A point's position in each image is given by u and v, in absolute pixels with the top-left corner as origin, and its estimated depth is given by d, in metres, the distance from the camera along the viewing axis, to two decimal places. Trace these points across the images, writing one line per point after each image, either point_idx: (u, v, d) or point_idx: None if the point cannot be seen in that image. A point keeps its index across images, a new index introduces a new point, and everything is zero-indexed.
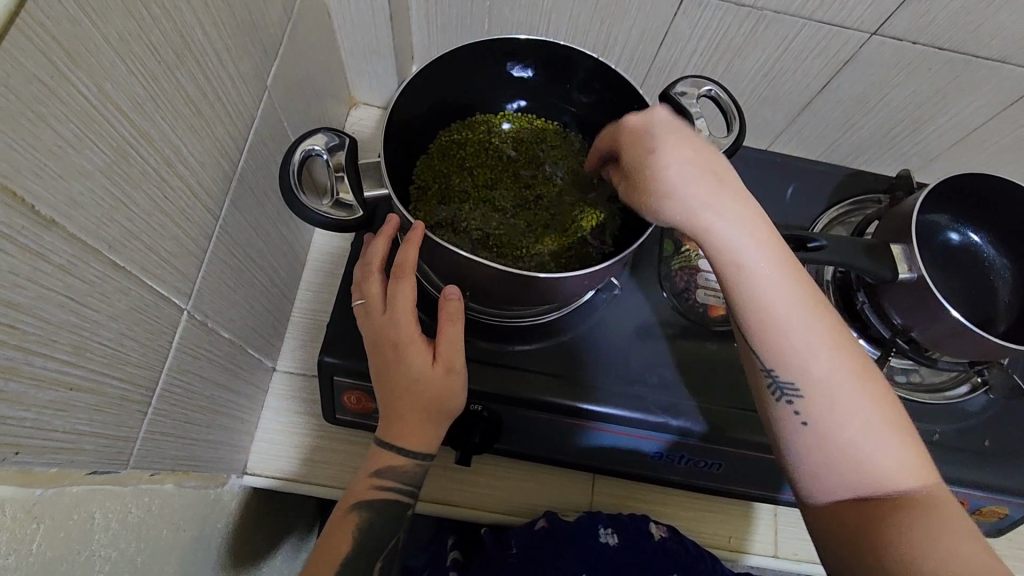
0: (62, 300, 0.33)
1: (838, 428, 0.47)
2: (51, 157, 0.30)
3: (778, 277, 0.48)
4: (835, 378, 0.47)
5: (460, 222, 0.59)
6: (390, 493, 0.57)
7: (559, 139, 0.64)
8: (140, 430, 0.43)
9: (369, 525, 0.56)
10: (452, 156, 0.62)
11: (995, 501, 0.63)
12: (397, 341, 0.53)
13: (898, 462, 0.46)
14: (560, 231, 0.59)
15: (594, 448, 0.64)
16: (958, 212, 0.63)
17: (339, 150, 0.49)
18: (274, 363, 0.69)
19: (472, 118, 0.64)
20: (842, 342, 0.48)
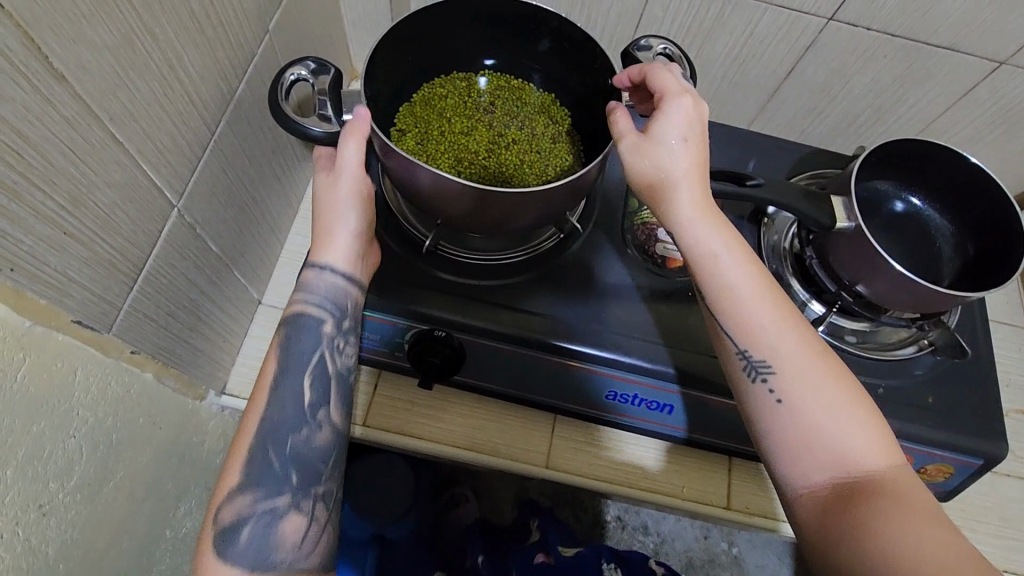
0: (66, 149, 0.38)
1: (810, 411, 0.48)
2: (67, 21, 0.36)
3: (749, 267, 0.52)
4: (799, 357, 0.49)
5: (435, 161, 0.65)
6: (314, 313, 0.59)
7: (534, 98, 0.70)
8: (124, 301, 0.47)
9: (290, 342, 0.58)
10: (432, 105, 0.69)
11: (940, 458, 0.65)
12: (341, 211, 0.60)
13: (867, 447, 0.46)
14: (525, 171, 0.65)
15: (552, 385, 0.68)
16: (901, 178, 0.67)
17: (324, 76, 0.60)
18: (259, 296, 0.74)
19: (454, 75, 0.71)
20: (797, 322, 0.51)
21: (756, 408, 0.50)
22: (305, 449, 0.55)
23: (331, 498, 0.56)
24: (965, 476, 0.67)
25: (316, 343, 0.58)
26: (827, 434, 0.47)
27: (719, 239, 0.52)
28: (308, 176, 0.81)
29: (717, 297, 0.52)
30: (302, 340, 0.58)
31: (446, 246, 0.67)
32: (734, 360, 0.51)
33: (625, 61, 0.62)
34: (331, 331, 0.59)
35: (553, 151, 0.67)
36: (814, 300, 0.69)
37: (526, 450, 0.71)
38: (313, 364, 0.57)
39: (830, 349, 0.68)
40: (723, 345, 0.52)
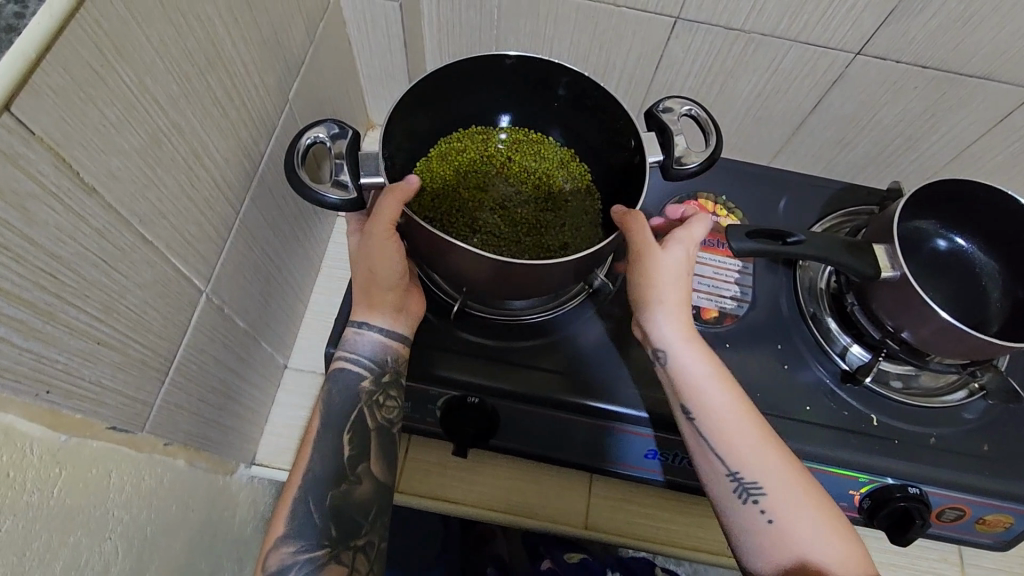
0: (97, 260, 0.37)
1: (792, 528, 0.53)
2: (96, 133, 0.35)
3: (729, 395, 0.57)
4: (787, 476, 0.54)
5: (454, 224, 0.64)
6: (359, 370, 0.60)
7: (552, 152, 0.70)
8: (156, 396, 0.46)
9: (334, 397, 0.59)
10: (450, 161, 0.68)
11: (999, 508, 0.62)
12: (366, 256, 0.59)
13: (842, 558, 0.51)
14: (540, 232, 0.66)
15: (587, 444, 0.66)
16: (943, 218, 0.65)
17: (340, 138, 0.57)
18: (285, 361, 0.73)
19: (472, 128, 0.70)
20: (775, 444, 0.56)
21: (749, 527, 0.54)
22: (346, 499, 0.56)
23: (372, 549, 0.57)
24: None
25: (354, 397, 0.59)
26: (807, 549, 0.52)
27: (703, 370, 0.58)
28: (330, 234, 0.81)
29: (710, 423, 0.56)
30: (345, 393, 0.59)
31: (476, 306, 0.66)
32: (724, 480, 0.56)
33: (649, 122, 0.61)
34: (369, 386, 0.59)
35: (569, 211, 0.68)
36: (855, 344, 0.67)
37: (563, 510, 0.69)
38: (351, 419, 0.58)
39: (874, 396, 0.66)
40: (713, 467, 0.56)
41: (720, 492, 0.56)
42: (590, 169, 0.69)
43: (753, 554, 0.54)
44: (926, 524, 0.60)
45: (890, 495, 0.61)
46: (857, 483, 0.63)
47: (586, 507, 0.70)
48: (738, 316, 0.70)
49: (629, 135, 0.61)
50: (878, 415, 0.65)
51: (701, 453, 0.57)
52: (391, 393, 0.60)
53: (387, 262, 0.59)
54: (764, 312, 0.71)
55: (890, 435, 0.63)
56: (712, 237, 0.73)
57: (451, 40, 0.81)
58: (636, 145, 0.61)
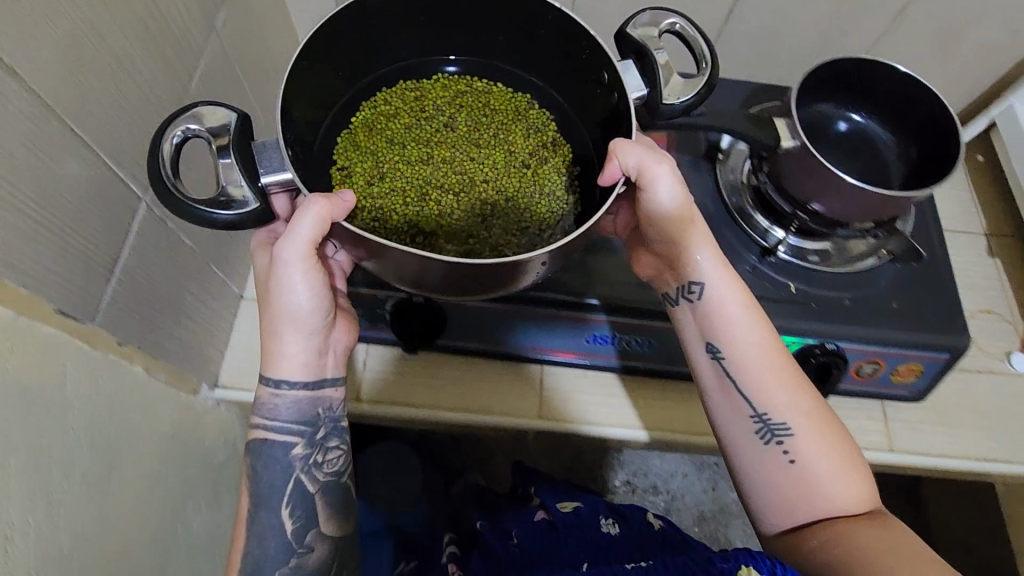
0: (24, 140, 0.40)
1: (809, 460, 0.56)
2: (11, 19, 0.38)
3: (757, 329, 0.59)
4: (810, 414, 0.57)
5: (371, 189, 0.69)
6: (285, 439, 0.62)
7: (507, 100, 0.75)
8: (102, 290, 0.49)
9: (264, 473, 0.61)
10: (385, 124, 0.73)
11: (907, 358, 0.68)
12: (281, 299, 0.56)
13: (849, 487, 0.55)
14: (507, 191, 0.71)
15: (528, 335, 0.70)
16: (842, 99, 0.69)
17: (225, 132, 0.51)
18: (240, 291, 0.75)
19: (399, 86, 0.75)
20: (796, 380, 0.58)
21: (765, 461, 0.57)
22: (301, 568, 0.61)
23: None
24: (934, 372, 0.70)
25: (289, 468, 0.62)
26: (823, 483, 0.55)
27: (734, 303, 0.59)
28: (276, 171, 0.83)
29: (734, 359, 0.58)
30: (275, 467, 0.61)
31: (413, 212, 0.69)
32: (747, 418, 0.58)
33: (628, 48, 0.63)
34: (302, 450, 0.62)
35: (535, 169, 0.73)
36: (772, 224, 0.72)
37: (514, 403, 0.73)
38: (287, 490, 0.61)
39: (795, 268, 0.71)
40: (738, 409, 0.58)
41: (742, 429, 0.58)
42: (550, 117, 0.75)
43: (758, 481, 0.57)
44: (840, 377, 0.67)
45: (808, 353, 0.67)
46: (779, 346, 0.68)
47: (535, 398, 0.74)
48: None
49: (602, 67, 0.64)
50: (795, 283, 0.70)
51: (723, 390, 0.59)
52: (329, 447, 0.63)
53: (301, 304, 0.57)
54: None
55: (807, 300, 0.69)
56: None
57: None
58: (613, 76, 0.62)
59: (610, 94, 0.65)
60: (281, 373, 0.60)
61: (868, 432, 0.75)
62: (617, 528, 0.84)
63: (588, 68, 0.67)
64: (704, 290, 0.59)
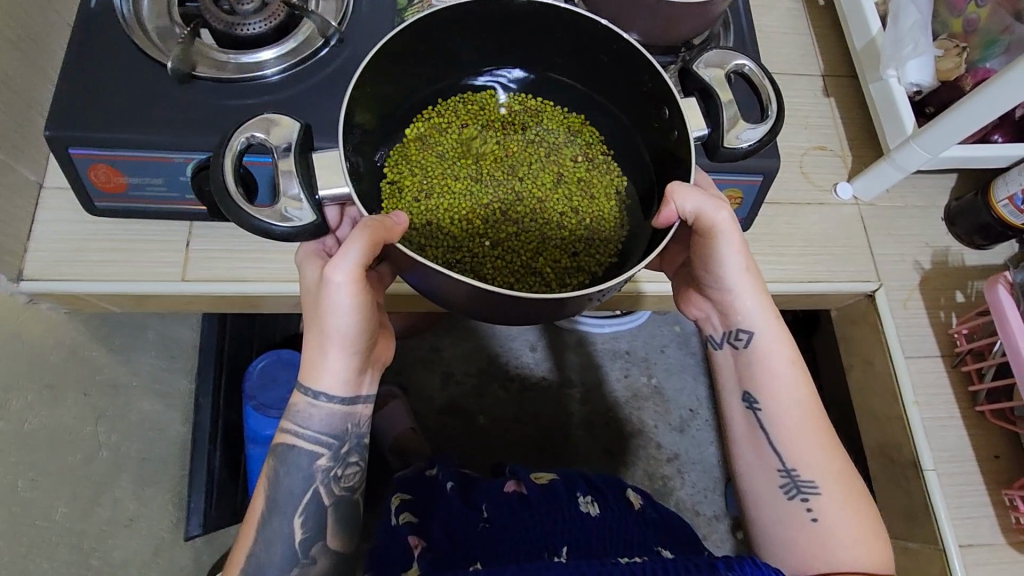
0: None
1: (829, 514, 0.61)
2: None
3: (798, 383, 0.65)
4: (839, 477, 0.63)
5: (421, 207, 0.71)
6: (307, 450, 0.63)
7: (560, 120, 0.77)
8: None
9: (281, 475, 0.63)
10: (428, 142, 0.74)
11: (726, 182, 0.70)
12: (335, 321, 0.58)
13: (858, 551, 0.60)
14: (559, 219, 0.73)
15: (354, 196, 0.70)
16: None
17: (287, 150, 0.57)
18: (38, 179, 0.70)
19: (449, 101, 0.76)
20: (831, 441, 0.64)
21: (787, 515, 0.63)
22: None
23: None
24: (753, 198, 0.72)
25: (310, 478, 0.64)
26: (832, 539, 0.61)
27: (785, 358, 0.65)
28: None
29: (776, 404, 0.65)
30: (297, 476, 0.63)
31: (205, 71, 0.64)
32: (777, 469, 0.64)
33: (690, 84, 0.65)
34: (325, 463, 0.64)
35: (577, 184, 0.74)
36: None
37: None
38: (304, 502, 0.63)
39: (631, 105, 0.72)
40: (769, 456, 0.65)
41: (770, 475, 0.65)
42: (603, 139, 0.76)
43: (768, 512, 0.64)
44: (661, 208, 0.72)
45: None
46: None
47: None
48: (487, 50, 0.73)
49: (664, 102, 0.65)
50: None
51: (754, 435, 0.65)
52: (350, 462, 0.65)
53: (346, 329, 0.58)
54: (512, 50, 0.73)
55: None
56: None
57: None
58: (672, 116, 0.64)
59: (668, 132, 0.66)
60: (314, 386, 0.61)
61: None
62: (596, 507, 0.85)
63: (644, 101, 0.68)
64: (752, 340, 0.66)
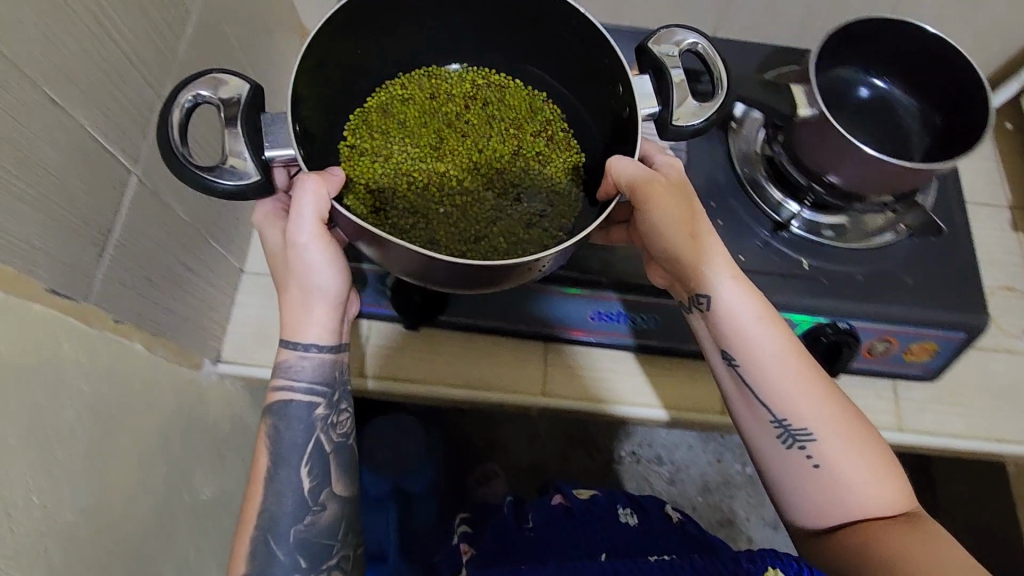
0: (8, 116, 0.38)
1: (842, 468, 0.54)
2: None
3: (770, 334, 0.56)
4: (833, 420, 0.55)
5: (376, 172, 0.73)
6: (309, 400, 0.61)
7: (523, 96, 0.78)
8: (98, 268, 0.48)
9: (280, 432, 0.60)
10: (387, 113, 0.76)
11: (921, 335, 0.66)
12: (319, 275, 0.56)
13: (879, 492, 0.54)
14: (511, 193, 0.75)
15: (527, 312, 0.69)
16: (865, 63, 0.66)
17: (232, 103, 0.51)
18: (241, 264, 0.75)
19: (411, 74, 0.78)
20: (822, 385, 0.56)
21: (795, 472, 0.56)
22: (314, 529, 0.60)
23: (346, 562, 0.63)
24: (949, 352, 0.68)
25: (309, 426, 0.61)
26: (854, 491, 0.54)
27: (751, 313, 0.56)
28: None
29: (751, 370, 0.56)
30: (296, 428, 0.61)
31: None
32: (771, 427, 0.57)
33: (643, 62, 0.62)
34: (324, 412, 0.62)
35: (530, 156, 0.77)
36: (787, 198, 0.69)
37: (519, 387, 0.73)
38: (307, 451, 0.60)
39: (805, 242, 0.68)
40: (757, 412, 0.57)
41: (767, 441, 0.57)
42: (564, 116, 0.78)
43: (787, 486, 0.57)
44: (852, 356, 0.65)
45: (819, 334, 0.66)
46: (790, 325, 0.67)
47: (540, 389, 0.73)
48: None
49: (619, 80, 0.66)
50: (810, 260, 0.66)
51: (744, 402, 0.58)
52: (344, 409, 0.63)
53: (325, 280, 0.57)
54: (699, 176, 0.72)
55: (818, 276, 0.66)
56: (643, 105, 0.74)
57: None
58: (624, 93, 0.65)
59: (623, 109, 0.67)
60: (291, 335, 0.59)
61: (877, 411, 0.73)
62: (636, 518, 0.83)
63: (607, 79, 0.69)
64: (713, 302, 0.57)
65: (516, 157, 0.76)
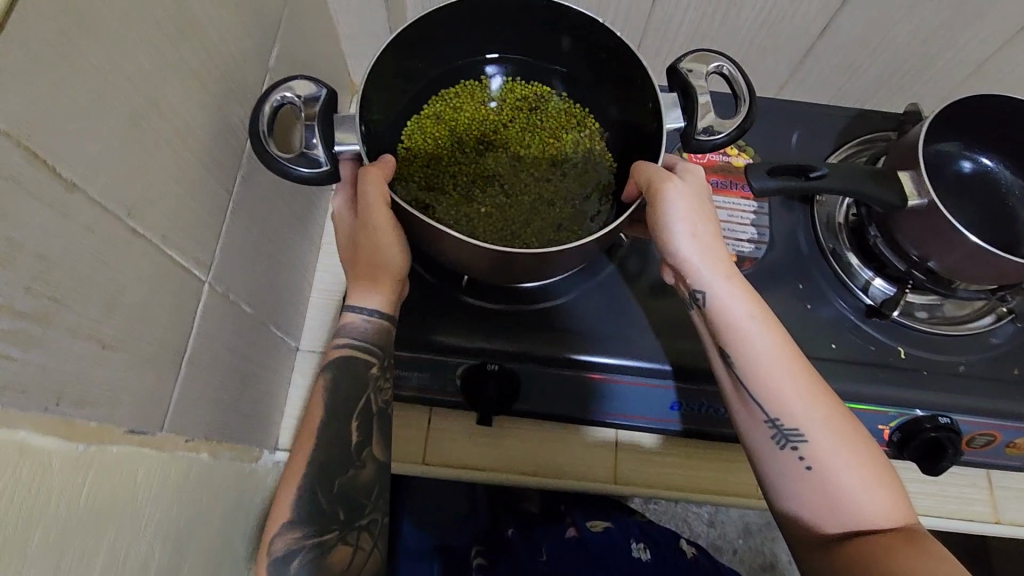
0: (91, 260, 0.35)
1: (835, 471, 0.53)
2: (69, 122, 0.32)
3: (764, 330, 0.56)
4: (829, 424, 0.54)
5: (426, 175, 0.69)
6: (366, 358, 0.58)
7: (558, 105, 0.74)
8: (172, 393, 0.45)
9: (336, 382, 0.57)
10: (443, 119, 0.72)
11: None
12: (384, 253, 0.58)
13: (877, 501, 0.51)
14: (538, 192, 0.69)
15: (597, 401, 0.65)
16: (968, 139, 0.63)
17: (314, 101, 0.54)
18: (297, 343, 0.72)
19: (461, 84, 0.74)
20: (817, 388, 0.56)
21: (786, 472, 0.55)
22: (353, 483, 0.56)
23: (376, 525, 0.58)
24: None
25: (360, 382, 0.58)
26: (849, 496, 0.52)
27: (747, 310, 0.57)
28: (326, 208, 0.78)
29: (745, 364, 0.56)
30: (349, 380, 0.57)
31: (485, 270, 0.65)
32: (764, 427, 0.56)
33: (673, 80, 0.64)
34: (376, 372, 0.59)
35: (559, 161, 0.72)
36: (877, 277, 0.65)
37: (592, 476, 0.69)
38: (357, 404, 0.57)
39: (897, 328, 0.64)
40: (750, 412, 0.56)
41: (759, 439, 0.56)
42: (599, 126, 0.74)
43: (779, 485, 0.55)
44: (958, 453, 0.60)
45: (919, 426, 0.60)
46: (887, 417, 0.62)
47: (613, 476, 0.69)
48: (756, 259, 0.67)
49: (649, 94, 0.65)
50: (905, 347, 0.63)
51: (738, 398, 0.57)
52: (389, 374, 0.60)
53: (386, 244, 0.57)
54: (782, 249, 0.68)
55: (918, 367, 0.62)
56: (723, 178, 0.69)
57: None
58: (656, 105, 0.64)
59: (648, 122, 0.67)
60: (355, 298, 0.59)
61: (972, 502, 0.70)
62: (647, 553, 0.88)
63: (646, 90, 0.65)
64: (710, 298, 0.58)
65: (552, 159, 0.72)
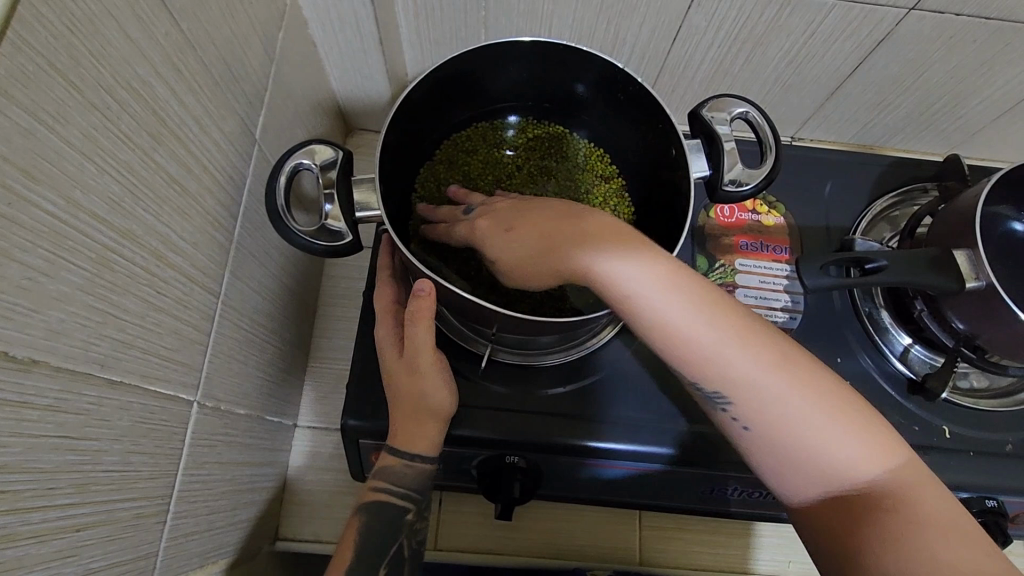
0: (57, 442, 0.29)
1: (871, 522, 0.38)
2: (19, 294, 0.26)
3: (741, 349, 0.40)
4: (849, 459, 0.38)
5: None
6: (403, 500, 0.52)
7: (577, 149, 0.67)
8: (160, 540, 0.40)
9: (367, 524, 0.51)
10: (457, 166, 0.65)
11: None
12: (430, 392, 0.52)
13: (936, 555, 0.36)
14: None
15: (620, 487, 0.60)
16: (1018, 201, 0.58)
17: (331, 167, 0.49)
18: (294, 420, 0.67)
19: (478, 126, 0.66)
20: (825, 408, 0.40)
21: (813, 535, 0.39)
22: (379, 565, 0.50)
23: None
24: None
25: (394, 530, 0.52)
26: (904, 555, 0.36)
27: (717, 330, 0.40)
28: (322, 268, 0.73)
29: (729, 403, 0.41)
30: (383, 527, 0.51)
31: (506, 351, 0.59)
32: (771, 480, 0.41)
33: (695, 125, 0.57)
34: (413, 518, 0.53)
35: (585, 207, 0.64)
36: (915, 344, 0.61)
37: (617, 557, 0.65)
38: (391, 547, 0.51)
39: (943, 404, 0.60)
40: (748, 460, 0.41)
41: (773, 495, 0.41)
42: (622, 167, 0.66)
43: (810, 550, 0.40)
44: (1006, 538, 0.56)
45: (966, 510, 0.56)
46: None
47: (639, 556, 0.65)
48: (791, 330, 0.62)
49: (671, 144, 0.56)
50: (949, 425, 0.59)
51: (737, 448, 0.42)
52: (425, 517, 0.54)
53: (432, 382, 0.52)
54: (816, 311, 0.64)
55: (964, 446, 0.58)
56: (754, 240, 0.65)
57: (433, 26, 0.66)
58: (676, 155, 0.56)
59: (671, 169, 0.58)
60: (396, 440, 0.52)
61: None
62: None
63: (664, 140, 0.57)
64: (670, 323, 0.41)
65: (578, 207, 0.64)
